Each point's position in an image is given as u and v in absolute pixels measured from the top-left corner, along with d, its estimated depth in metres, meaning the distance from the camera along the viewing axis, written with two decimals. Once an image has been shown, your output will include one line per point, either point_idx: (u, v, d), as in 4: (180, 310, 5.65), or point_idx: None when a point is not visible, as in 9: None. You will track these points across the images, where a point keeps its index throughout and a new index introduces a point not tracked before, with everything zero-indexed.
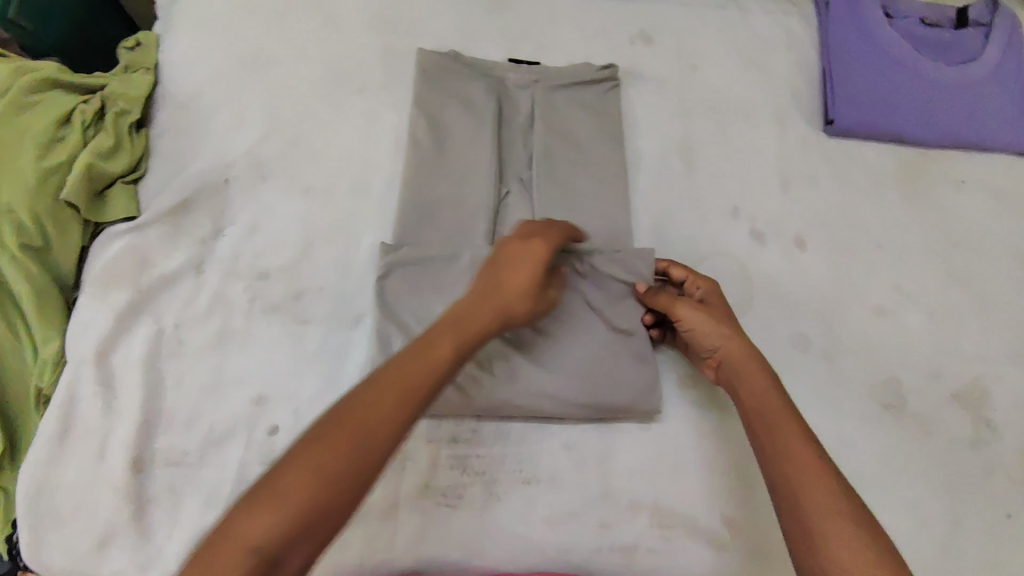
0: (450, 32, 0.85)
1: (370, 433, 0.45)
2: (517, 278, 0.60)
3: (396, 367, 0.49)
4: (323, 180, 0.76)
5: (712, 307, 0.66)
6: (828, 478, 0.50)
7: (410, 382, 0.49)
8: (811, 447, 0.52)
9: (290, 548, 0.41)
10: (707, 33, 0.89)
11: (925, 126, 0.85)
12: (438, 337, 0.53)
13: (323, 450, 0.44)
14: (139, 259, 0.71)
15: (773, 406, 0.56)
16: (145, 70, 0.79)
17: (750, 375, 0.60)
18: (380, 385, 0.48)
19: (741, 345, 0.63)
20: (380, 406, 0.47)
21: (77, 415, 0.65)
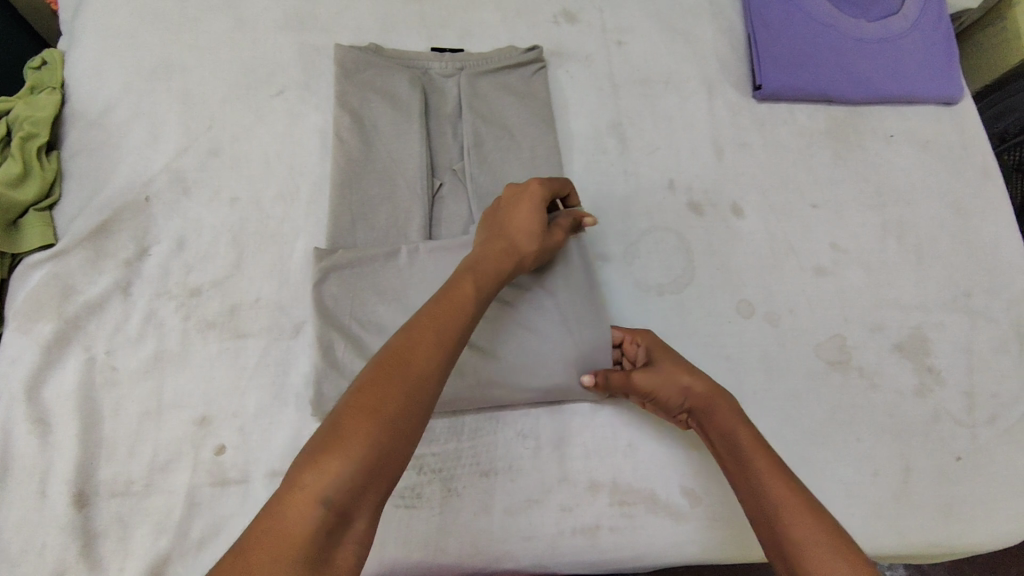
0: (368, 25, 0.83)
1: (420, 372, 0.47)
2: (520, 221, 0.64)
3: (430, 311, 0.52)
4: (250, 188, 0.74)
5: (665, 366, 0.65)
6: (803, 508, 0.53)
7: (449, 321, 0.51)
8: (788, 484, 0.55)
9: (360, 493, 0.42)
10: (629, 6, 0.88)
11: (851, 83, 0.85)
12: (462, 282, 0.56)
13: (381, 393, 0.45)
14: (62, 288, 0.68)
15: (750, 451, 0.58)
16: (51, 89, 0.76)
17: (723, 419, 0.62)
18: (419, 329, 0.50)
19: (702, 387, 0.64)
20: (424, 344, 0.49)
21: (10, 455, 0.63)
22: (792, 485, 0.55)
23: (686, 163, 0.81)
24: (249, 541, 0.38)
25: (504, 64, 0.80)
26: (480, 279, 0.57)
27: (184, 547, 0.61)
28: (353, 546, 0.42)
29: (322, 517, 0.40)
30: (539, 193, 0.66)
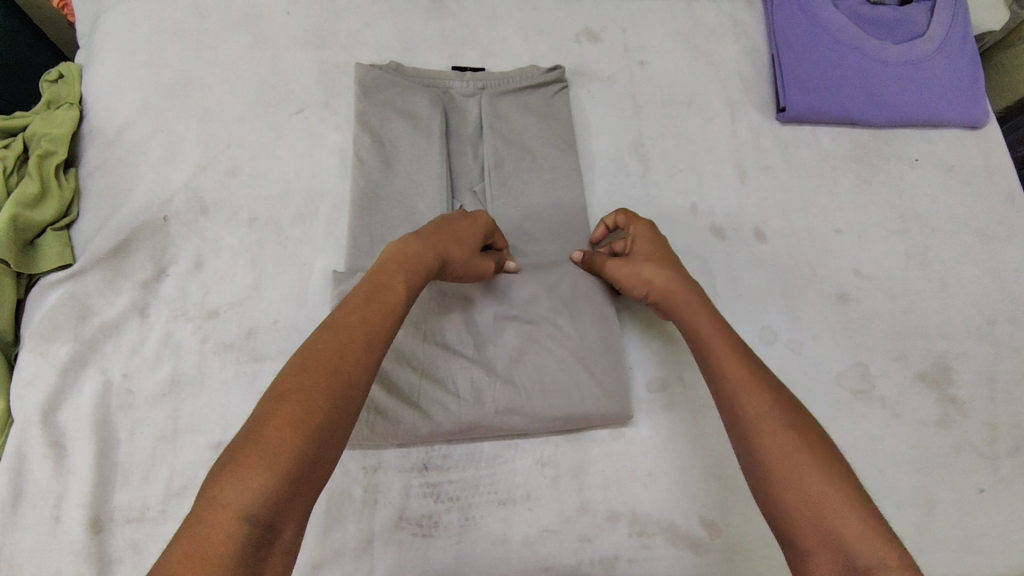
0: (389, 42, 0.82)
1: (341, 379, 0.47)
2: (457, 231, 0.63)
3: (354, 316, 0.51)
4: (269, 208, 0.73)
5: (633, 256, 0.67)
6: (772, 399, 0.52)
7: (371, 324, 0.51)
8: (762, 381, 0.54)
9: (284, 504, 0.41)
10: (651, 25, 0.87)
11: (876, 106, 0.84)
12: (391, 285, 0.55)
13: (300, 402, 0.44)
14: (79, 307, 0.67)
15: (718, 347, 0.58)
16: (69, 106, 0.75)
17: (695, 317, 0.61)
18: (338, 334, 0.49)
19: (668, 282, 0.64)
20: (346, 353, 0.48)
21: (27, 479, 0.62)
22: (770, 388, 0.53)
23: (708, 186, 0.80)
24: (168, 564, 0.37)
25: (526, 84, 0.79)
26: (411, 279, 0.57)
27: None
28: (280, 558, 0.41)
29: (247, 533, 0.39)
30: (480, 221, 0.65)
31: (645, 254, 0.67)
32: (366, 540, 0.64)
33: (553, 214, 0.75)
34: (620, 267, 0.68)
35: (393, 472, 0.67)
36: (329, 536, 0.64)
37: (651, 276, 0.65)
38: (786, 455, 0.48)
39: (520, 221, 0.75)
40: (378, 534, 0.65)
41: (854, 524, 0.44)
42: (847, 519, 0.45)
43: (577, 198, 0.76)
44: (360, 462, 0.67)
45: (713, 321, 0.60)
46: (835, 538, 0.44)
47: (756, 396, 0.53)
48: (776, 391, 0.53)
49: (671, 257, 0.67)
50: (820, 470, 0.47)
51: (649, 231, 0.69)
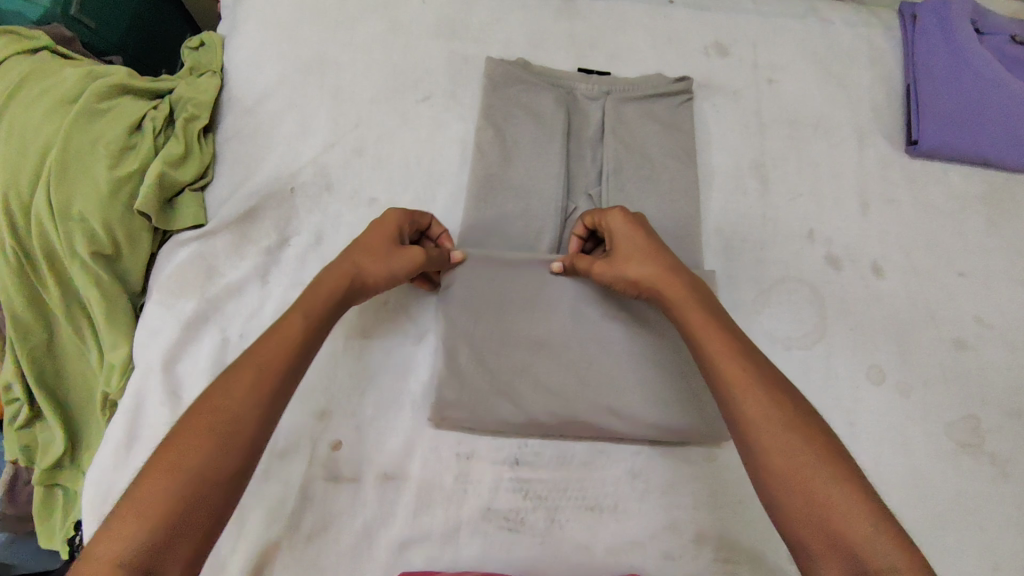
0: (519, 39, 0.83)
1: (226, 415, 0.48)
2: (362, 243, 0.62)
3: (248, 358, 0.52)
4: (388, 190, 0.75)
5: (620, 247, 0.63)
6: (769, 409, 0.48)
7: (265, 357, 0.52)
8: (758, 383, 0.50)
9: (170, 545, 0.43)
10: (784, 43, 0.85)
11: (1015, 149, 0.80)
12: (285, 322, 0.55)
13: (179, 450, 0.46)
14: (206, 268, 0.70)
15: (712, 337, 0.54)
16: (212, 73, 0.79)
17: (686, 311, 0.57)
18: (231, 373, 0.51)
19: (656, 279, 0.60)
20: (228, 393, 0.49)
21: (143, 423, 0.65)
22: (767, 388, 0.50)
23: (827, 214, 0.78)
24: None
25: (652, 92, 0.78)
26: (313, 305, 0.57)
27: (294, 536, 0.63)
28: None
29: None
30: (388, 225, 0.64)
31: (633, 245, 0.62)
32: (452, 527, 0.64)
33: (668, 223, 0.74)
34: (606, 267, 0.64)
35: (485, 463, 0.67)
36: (418, 518, 0.64)
37: (637, 271, 0.61)
38: (789, 459, 0.46)
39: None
40: (464, 522, 0.65)
41: (867, 525, 0.42)
42: (860, 523, 0.43)
43: (694, 211, 0.75)
44: (454, 448, 0.67)
45: (704, 312, 0.57)
46: (839, 536, 0.43)
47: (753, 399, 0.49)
48: (777, 396, 0.49)
49: (655, 245, 0.62)
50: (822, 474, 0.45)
51: (627, 217, 0.64)
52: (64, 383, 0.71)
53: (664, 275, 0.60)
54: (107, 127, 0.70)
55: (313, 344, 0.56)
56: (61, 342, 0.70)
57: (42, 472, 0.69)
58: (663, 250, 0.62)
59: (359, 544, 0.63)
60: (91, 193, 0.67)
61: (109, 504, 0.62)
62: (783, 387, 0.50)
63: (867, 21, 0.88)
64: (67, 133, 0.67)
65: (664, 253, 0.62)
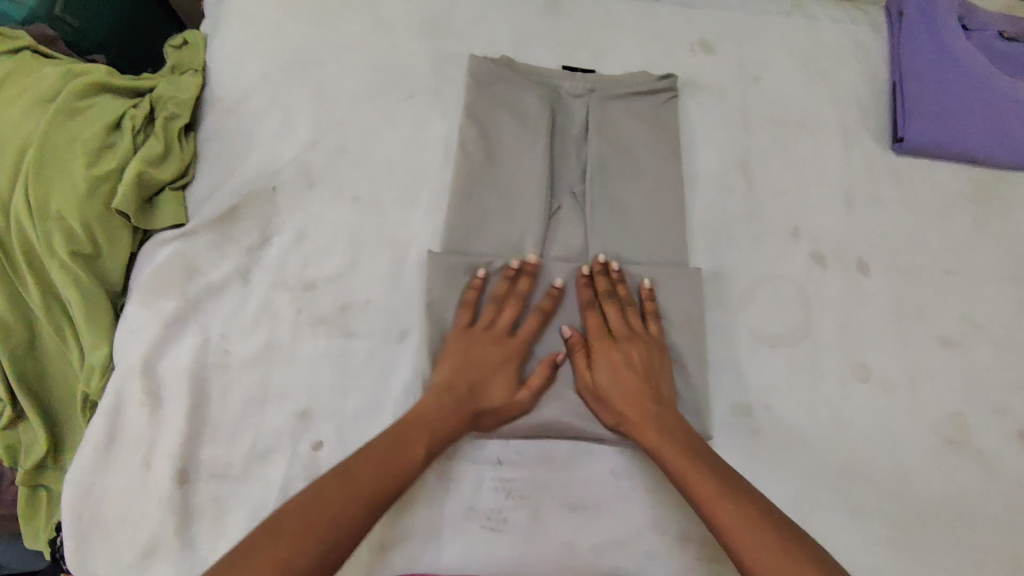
0: (503, 37, 0.82)
1: (325, 539, 0.50)
2: (504, 382, 0.65)
3: (366, 470, 0.55)
4: (371, 189, 0.74)
5: (624, 342, 0.65)
6: (742, 516, 0.52)
7: (384, 485, 0.55)
8: (726, 491, 0.54)
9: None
10: (770, 40, 0.85)
11: (1000, 145, 0.80)
12: (411, 438, 0.59)
13: (279, 561, 0.47)
14: (187, 267, 0.70)
15: (697, 471, 0.56)
16: (194, 71, 0.78)
17: (663, 444, 0.59)
18: (334, 491, 0.53)
19: (633, 385, 0.63)
20: (343, 504, 0.52)
21: (124, 424, 0.65)
22: (729, 488, 0.54)
23: (813, 211, 0.78)
24: None
25: (637, 89, 0.78)
26: (434, 435, 0.60)
27: None
28: None
29: None
30: (519, 352, 0.66)
31: (637, 349, 0.65)
32: (434, 527, 0.64)
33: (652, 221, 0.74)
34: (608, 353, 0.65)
35: (468, 462, 0.66)
36: (400, 518, 0.64)
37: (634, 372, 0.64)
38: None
39: (619, 225, 0.73)
40: (447, 521, 0.64)
41: None
42: None
43: (678, 209, 0.75)
44: None
45: (678, 446, 0.58)
46: None
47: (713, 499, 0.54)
48: (739, 498, 0.53)
49: (655, 357, 0.66)
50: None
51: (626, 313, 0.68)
52: (45, 384, 0.70)
53: (642, 385, 0.63)
54: (85, 126, 0.69)
55: (422, 464, 0.59)
56: (41, 343, 0.69)
57: (25, 473, 0.68)
58: (651, 361, 0.65)
59: None
60: (69, 192, 0.66)
61: (88, 506, 0.62)
62: (768, 516, 0.51)
63: (853, 18, 0.88)
64: (45, 132, 0.67)
65: (651, 368, 0.65)
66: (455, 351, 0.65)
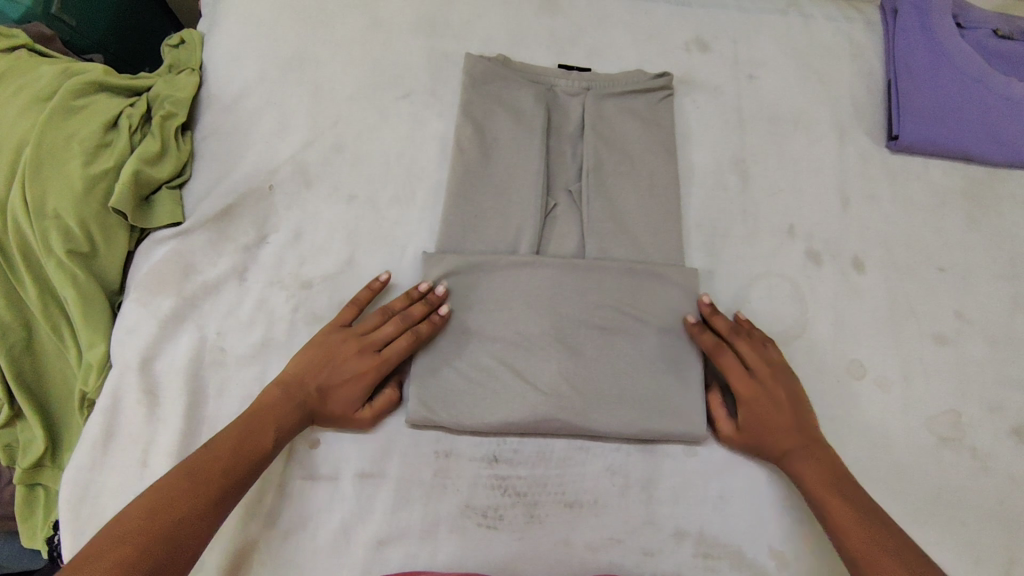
0: (499, 36, 0.82)
1: (185, 521, 0.51)
2: (348, 392, 0.64)
3: (215, 462, 0.56)
4: (368, 188, 0.75)
5: (754, 363, 0.66)
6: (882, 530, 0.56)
7: (231, 469, 0.56)
8: (856, 504, 0.59)
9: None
10: (764, 39, 0.85)
11: (993, 143, 0.80)
12: (256, 430, 0.59)
13: (141, 538, 0.49)
14: (185, 266, 0.70)
15: (822, 486, 0.60)
16: (190, 71, 0.78)
17: (797, 461, 0.63)
18: (193, 478, 0.54)
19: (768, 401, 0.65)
20: (192, 498, 0.53)
21: (121, 422, 0.65)
22: (858, 503, 0.59)
23: (808, 209, 0.78)
24: None
25: (633, 87, 0.78)
26: (276, 429, 0.61)
27: (272, 535, 0.63)
28: None
29: None
30: (383, 365, 0.64)
31: (766, 370, 0.66)
32: (431, 524, 0.64)
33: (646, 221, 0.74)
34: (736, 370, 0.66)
35: (464, 460, 0.66)
36: (396, 515, 0.64)
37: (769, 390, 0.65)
38: None
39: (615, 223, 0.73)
40: (443, 519, 0.64)
41: None
42: None
43: (674, 208, 0.75)
44: (433, 446, 0.67)
45: (813, 462, 0.62)
46: None
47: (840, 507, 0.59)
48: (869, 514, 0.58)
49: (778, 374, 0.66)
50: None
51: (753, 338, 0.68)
52: (42, 382, 0.70)
53: (774, 399, 0.65)
54: (82, 125, 0.69)
55: (270, 456, 0.60)
56: (39, 341, 0.70)
57: (23, 472, 0.68)
58: (780, 379, 0.66)
59: (338, 541, 0.63)
60: (66, 190, 0.66)
61: (84, 504, 0.62)
62: (888, 530, 0.56)
63: (848, 17, 0.88)
64: (42, 130, 0.67)
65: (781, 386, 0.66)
66: (319, 352, 0.64)
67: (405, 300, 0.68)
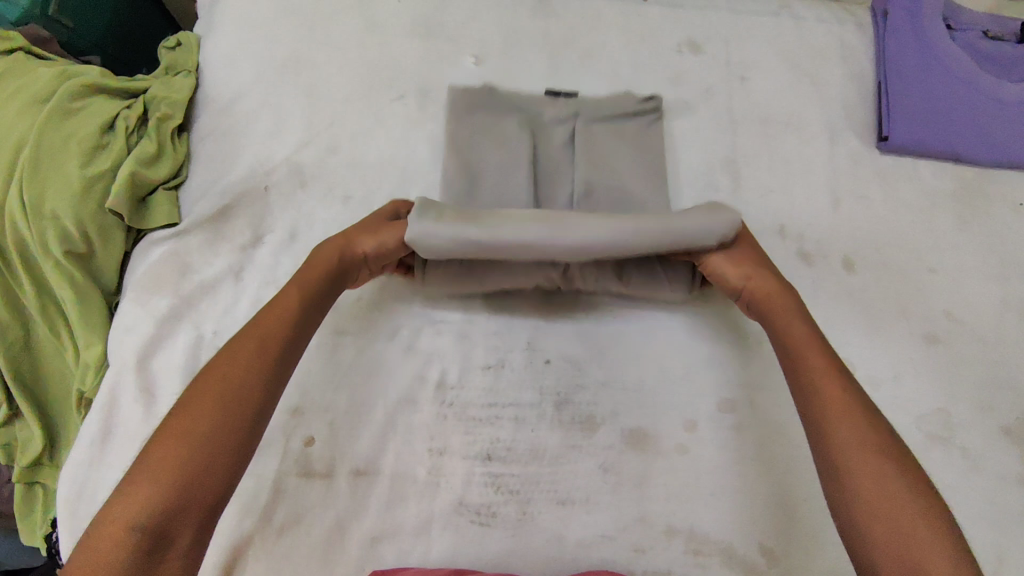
0: (494, 38, 0.83)
1: (239, 391, 0.51)
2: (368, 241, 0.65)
3: (246, 339, 0.55)
4: (362, 189, 0.75)
5: (742, 256, 0.66)
6: (858, 407, 0.52)
7: (274, 336, 0.55)
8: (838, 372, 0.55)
9: (180, 513, 0.45)
10: (756, 41, 0.86)
11: (982, 144, 0.81)
12: (287, 299, 0.59)
13: (194, 414, 0.49)
14: (181, 265, 0.71)
15: (802, 342, 0.58)
16: (187, 73, 0.79)
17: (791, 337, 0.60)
18: (240, 352, 0.53)
19: (770, 288, 0.64)
20: (233, 370, 0.52)
21: (118, 420, 0.65)
22: (842, 372, 0.55)
23: (799, 209, 0.79)
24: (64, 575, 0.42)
25: (622, 110, 0.78)
26: (310, 293, 0.60)
27: (266, 532, 0.63)
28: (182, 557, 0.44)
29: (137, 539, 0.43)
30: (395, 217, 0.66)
31: (756, 262, 0.66)
32: (424, 521, 0.65)
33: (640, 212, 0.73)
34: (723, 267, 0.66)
35: (458, 458, 0.67)
36: (389, 512, 0.65)
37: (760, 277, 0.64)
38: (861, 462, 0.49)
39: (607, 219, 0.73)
40: (436, 517, 0.65)
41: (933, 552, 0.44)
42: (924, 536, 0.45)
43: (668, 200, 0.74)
44: (426, 444, 0.68)
45: (809, 337, 0.59)
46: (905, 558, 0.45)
47: (825, 377, 0.55)
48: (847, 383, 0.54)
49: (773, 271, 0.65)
50: (879, 454, 0.49)
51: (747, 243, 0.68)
52: (40, 382, 0.71)
53: (776, 290, 0.64)
54: (80, 126, 0.70)
55: (311, 317, 0.59)
56: (37, 341, 0.70)
57: (22, 470, 0.69)
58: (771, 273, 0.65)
59: (332, 538, 0.64)
60: (63, 192, 0.67)
61: (81, 502, 0.63)
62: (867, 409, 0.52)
63: (840, 19, 0.89)
64: (40, 131, 0.68)
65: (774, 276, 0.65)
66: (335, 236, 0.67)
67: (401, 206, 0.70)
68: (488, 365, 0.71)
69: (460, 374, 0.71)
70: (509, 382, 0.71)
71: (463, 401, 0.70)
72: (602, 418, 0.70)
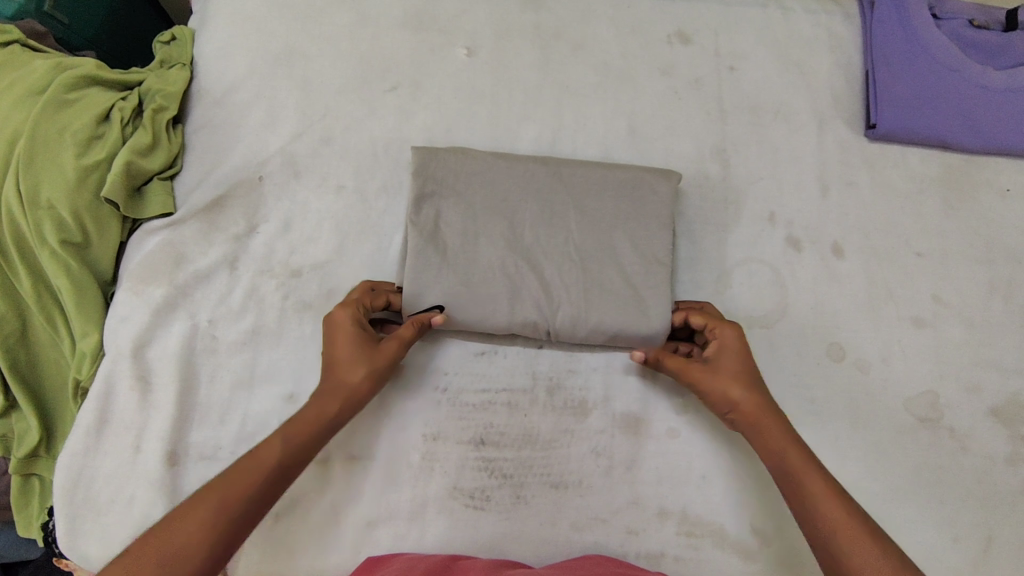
0: (485, 29, 0.84)
1: (233, 501, 0.52)
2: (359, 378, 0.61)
3: (218, 486, 0.52)
4: (356, 179, 0.76)
5: (730, 363, 0.63)
6: (871, 542, 0.51)
7: (276, 452, 0.55)
8: (832, 489, 0.55)
9: None
10: (745, 31, 0.87)
11: (968, 131, 0.82)
12: (308, 412, 0.59)
13: (188, 522, 0.49)
14: (175, 255, 0.71)
15: (799, 465, 0.57)
16: (181, 66, 0.80)
17: (784, 448, 0.58)
18: (243, 464, 0.54)
19: (760, 403, 0.61)
20: (186, 528, 0.49)
21: (113, 409, 0.66)
22: (833, 487, 0.55)
23: (788, 197, 0.80)
24: None
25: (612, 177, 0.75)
26: (324, 410, 0.60)
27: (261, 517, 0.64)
28: None
29: None
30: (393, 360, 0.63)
31: (744, 367, 0.63)
32: (419, 505, 0.66)
33: (638, 214, 0.72)
34: (710, 375, 0.63)
35: (451, 443, 0.67)
36: (384, 496, 0.65)
37: (749, 394, 0.61)
38: None
39: (599, 210, 0.72)
40: (431, 501, 0.66)
41: None
42: None
43: (667, 176, 0.73)
44: (420, 429, 0.67)
45: (801, 454, 0.58)
46: None
47: (831, 508, 0.53)
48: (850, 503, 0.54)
49: (756, 371, 0.64)
50: None
51: (731, 332, 0.65)
52: (36, 371, 0.71)
53: (766, 399, 0.62)
54: (75, 117, 0.71)
55: (325, 438, 0.59)
56: (33, 331, 0.71)
57: (18, 462, 0.70)
58: (756, 378, 0.63)
59: (328, 521, 0.65)
60: (59, 182, 0.68)
61: (78, 489, 0.63)
62: (873, 526, 0.52)
63: (827, 9, 0.90)
64: (35, 123, 0.68)
65: (759, 384, 0.63)
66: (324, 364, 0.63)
67: (361, 310, 0.66)
68: (481, 351, 0.71)
69: (455, 360, 0.70)
70: (502, 368, 0.70)
71: (457, 386, 0.69)
72: (594, 403, 0.70)
